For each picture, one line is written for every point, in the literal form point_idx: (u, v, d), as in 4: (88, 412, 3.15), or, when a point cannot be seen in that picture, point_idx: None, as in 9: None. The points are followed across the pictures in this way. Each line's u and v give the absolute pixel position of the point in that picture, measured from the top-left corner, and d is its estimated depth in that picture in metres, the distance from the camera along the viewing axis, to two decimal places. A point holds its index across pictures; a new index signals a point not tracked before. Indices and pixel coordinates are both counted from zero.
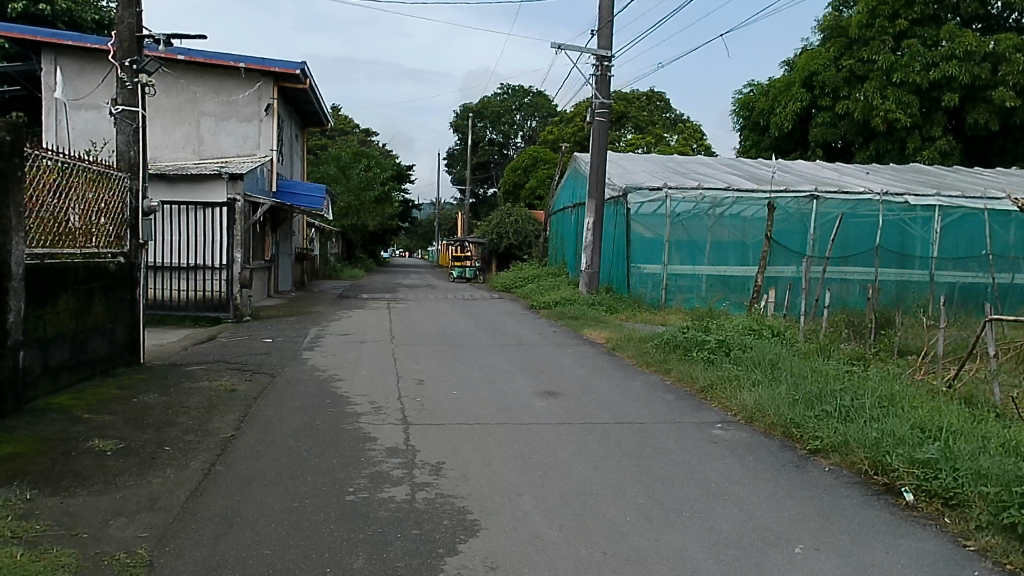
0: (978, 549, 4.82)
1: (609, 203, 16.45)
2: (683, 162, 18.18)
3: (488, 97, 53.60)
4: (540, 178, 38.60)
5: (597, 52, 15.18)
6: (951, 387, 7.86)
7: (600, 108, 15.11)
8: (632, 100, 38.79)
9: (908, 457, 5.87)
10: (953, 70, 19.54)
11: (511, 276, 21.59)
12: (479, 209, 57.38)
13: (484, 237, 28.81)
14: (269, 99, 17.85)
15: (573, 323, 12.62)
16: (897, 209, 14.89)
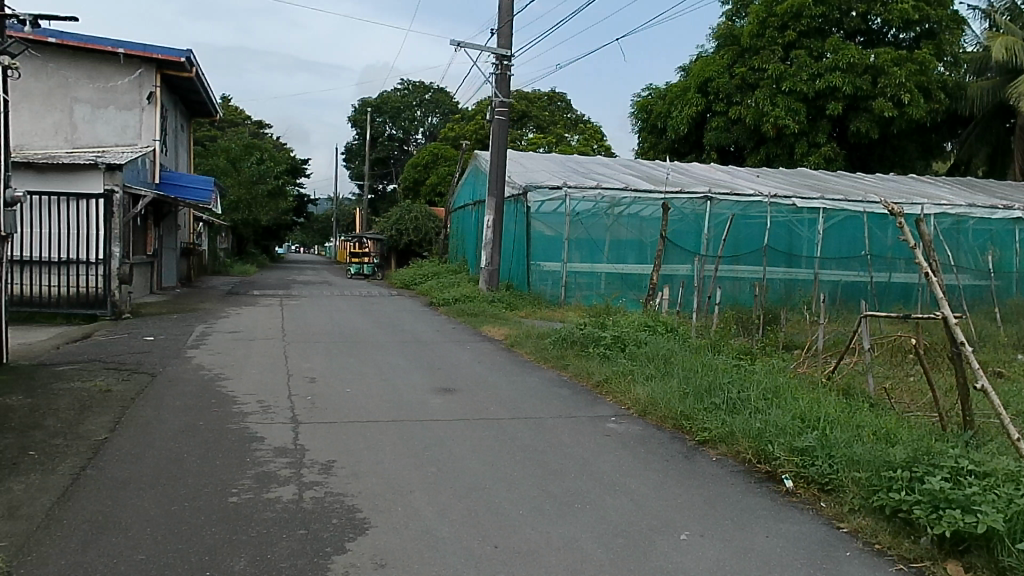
0: (850, 530, 5.16)
1: (510, 201, 16.60)
2: (583, 162, 18.48)
3: (387, 92, 53.10)
4: (441, 176, 38.52)
5: (496, 51, 15.32)
6: (829, 379, 8.32)
7: (499, 107, 15.21)
8: (534, 100, 39.12)
9: (787, 445, 6.19)
10: (837, 80, 20.63)
11: (410, 274, 21.43)
12: (379, 205, 56.67)
13: (382, 233, 28.57)
14: (151, 87, 17.19)
15: (473, 320, 12.66)
16: (784, 211, 15.59)
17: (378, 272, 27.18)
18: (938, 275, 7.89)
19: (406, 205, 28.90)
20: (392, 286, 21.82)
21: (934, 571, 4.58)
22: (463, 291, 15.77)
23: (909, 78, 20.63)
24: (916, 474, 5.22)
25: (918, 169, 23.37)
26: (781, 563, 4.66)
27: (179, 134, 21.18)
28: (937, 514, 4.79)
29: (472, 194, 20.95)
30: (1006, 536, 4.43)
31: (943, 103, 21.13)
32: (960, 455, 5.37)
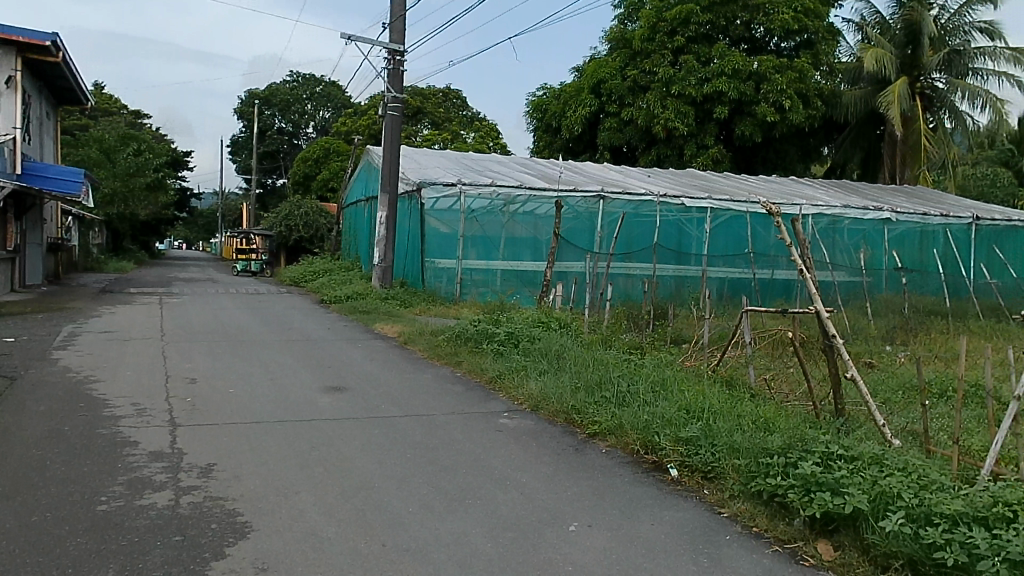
0: (730, 515, 5.41)
1: (404, 197, 16.51)
2: (478, 159, 18.52)
3: (276, 85, 51.70)
4: (333, 171, 37.83)
5: (388, 46, 15.18)
6: (713, 371, 8.68)
7: (392, 102, 15.12)
8: (429, 97, 39.02)
9: (673, 436, 6.42)
10: (722, 85, 21.53)
11: (300, 271, 20.93)
12: (268, 200, 55.08)
13: (270, 228, 27.76)
14: (12, 71, 16.10)
15: (366, 317, 12.51)
16: (674, 210, 16.12)
17: (266, 269, 26.26)
18: (812, 272, 8.33)
19: (297, 201, 28.37)
20: (281, 283, 21.26)
21: (807, 551, 4.86)
22: (356, 288, 15.58)
23: (789, 85, 21.72)
24: (790, 460, 5.52)
25: (798, 171, 24.58)
26: (663, 549, 4.83)
27: (45, 122, 19.99)
28: (809, 497, 5.09)
29: (364, 189, 20.67)
30: (869, 515, 4.75)
31: (820, 109, 22.35)
32: (831, 440, 5.70)
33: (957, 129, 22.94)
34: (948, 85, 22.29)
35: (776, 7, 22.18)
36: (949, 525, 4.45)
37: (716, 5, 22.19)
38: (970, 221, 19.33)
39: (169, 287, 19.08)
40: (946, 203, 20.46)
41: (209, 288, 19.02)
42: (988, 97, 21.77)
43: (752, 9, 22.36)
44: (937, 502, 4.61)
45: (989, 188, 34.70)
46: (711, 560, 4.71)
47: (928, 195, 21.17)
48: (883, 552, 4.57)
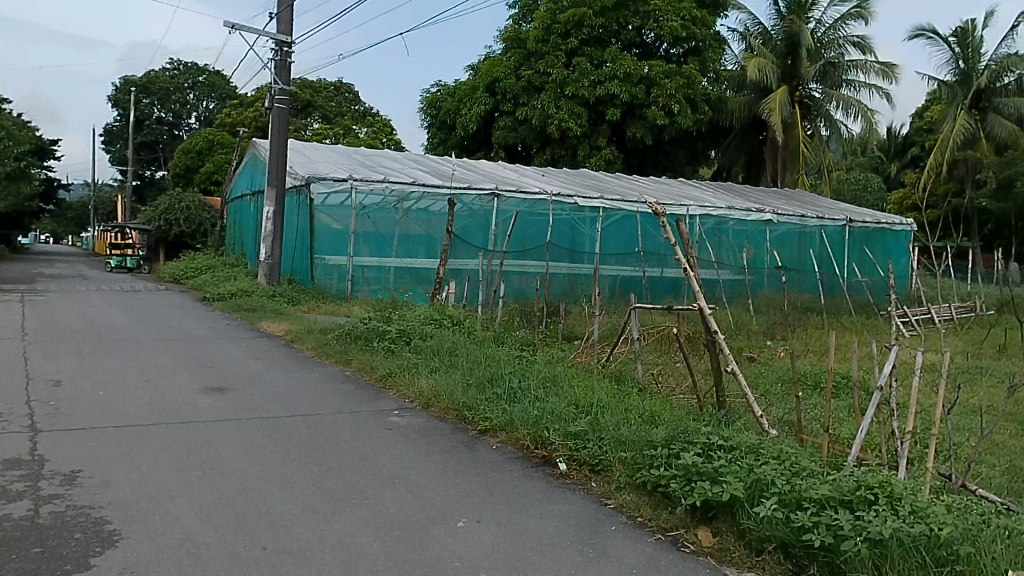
0: (616, 506, 5.57)
1: (292, 192, 16.14)
2: (371, 154, 18.26)
3: (155, 72, 49.35)
4: (217, 163, 36.52)
5: (276, 37, 14.83)
6: (602, 367, 8.90)
7: (279, 94, 14.90)
8: (319, 90, 38.16)
9: (562, 431, 6.53)
10: (614, 88, 22.09)
11: (181, 267, 20.06)
12: (145, 192, 52.44)
13: (148, 222, 26.61)
14: None
15: (250, 315, 12.14)
16: (567, 208, 16.40)
17: (143, 264, 24.98)
18: (695, 271, 8.66)
19: (177, 194, 27.34)
20: (160, 280, 20.30)
21: (687, 537, 5.07)
22: (241, 285, 15.12)
23: (677, 90, 22.49)
24: (673, 450, 5.73)
25: (687, 173, 25.49)
26: (550, 541, 4.92)
27: None
28: (690, 486, 5.31)
29: (251, 183, 20.04)
30: (745, 501, 4.99)
31: (707, 114, 23.25)
32: (711, 431, 5.94)
33: (833, 136, 24.36)
34: (824, 95, 23.64)
35: (666, 14, 22.87)
36: (817, 509, 4.72)
37: (608, 9, 22.78)
38: (844, 223, 20.59)
39: (34, 284, 17.88)
40: (822, 206, 21.69)
41: (80, 285, 17.96)
42: (860, 106, 23.21)
43: (643, 15, 23.02)
44: (806, 487, 4.89)
45: (859, 192, 37.12)
46: (596, 551, 4.83)
47: (807, 198, 22.40)
48: (757, 537, 4.82)
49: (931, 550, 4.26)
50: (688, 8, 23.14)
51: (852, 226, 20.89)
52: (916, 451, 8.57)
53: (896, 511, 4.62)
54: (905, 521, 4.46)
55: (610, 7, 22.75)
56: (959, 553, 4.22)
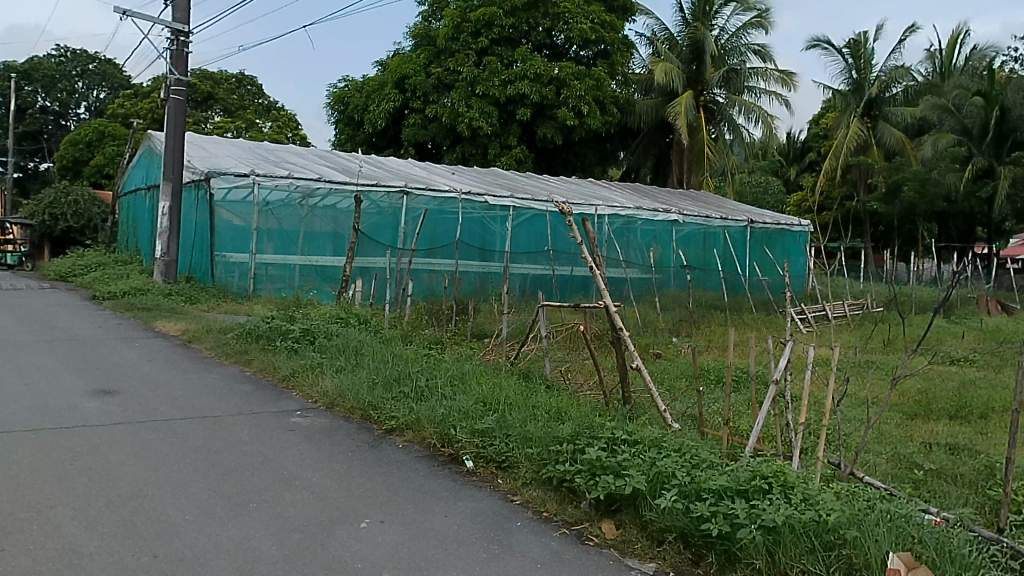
0: (522, 502, 5.62)
1: (190, 187, 15.58)
2: (275, 149, 17.81)
3: (39, 58, 46.62)
4: (109, 156, 34.84)
5: (173, 25, 14.31)
6: (511, 364, 8.98)
7: (176, 85, 14.35)
8: (221, 82, 36.97)
9: (469, 428, 6.55)
10: (525, 88, 22.28)
11: (69, 263, 19.02)
12: (28, 184, 49.49)
13: (30, 216, 25.21)
14: None
15: (144, 315, 11.64)
16: (477, 207, 16.42)
17: (25, 261, 23.58)
18: (600, 269, 8.82)
19: (64, 187, 26.05)
20: (46, 277, 19.22)
21: (591, 531, 5.16)
22: (135, 283, 14.49)
23: (587, 92, 22.87)
24: (578, 445, 5.83)
25: (596, 174, 25.94)
26: (455, 539, 4.93)
27: None
28: (594, 480, 5.42)
29: (145, 176, 19.20)
30: (647, 494, 5.13)
31: (616, 116, 23.73)
32: (617, 426, 6.06)
33: (736, 141, 25.26)
34: (727, 100, 24.49)
35: (575, 17, 23.22)
36: (714, 499, 4.88)
37: (518, 10, 23.00)
38: (746, 224, 21.40)
39: None
40: (726, 208, 22.48)
41: None
42: (761, 112, 24.16)
43: (553, 17, 23.34)
44: (704, 478, 5.05)
45: (760, 195, 38.71)
46: (500, 547, 4.87)
47: (711, 199, 23.17)
48: (659, 528, 4.96)
49: (820, 535, 4.45)
50: (597, 12, 23.59)
51: (754, 226, 21.73)
52: (809, 441, 9.02)
53: (788, 499, 4.83)
54: (797, 509, 4.65)
55: (520, 7, 22.97)
56: (845, 537, 4.37)
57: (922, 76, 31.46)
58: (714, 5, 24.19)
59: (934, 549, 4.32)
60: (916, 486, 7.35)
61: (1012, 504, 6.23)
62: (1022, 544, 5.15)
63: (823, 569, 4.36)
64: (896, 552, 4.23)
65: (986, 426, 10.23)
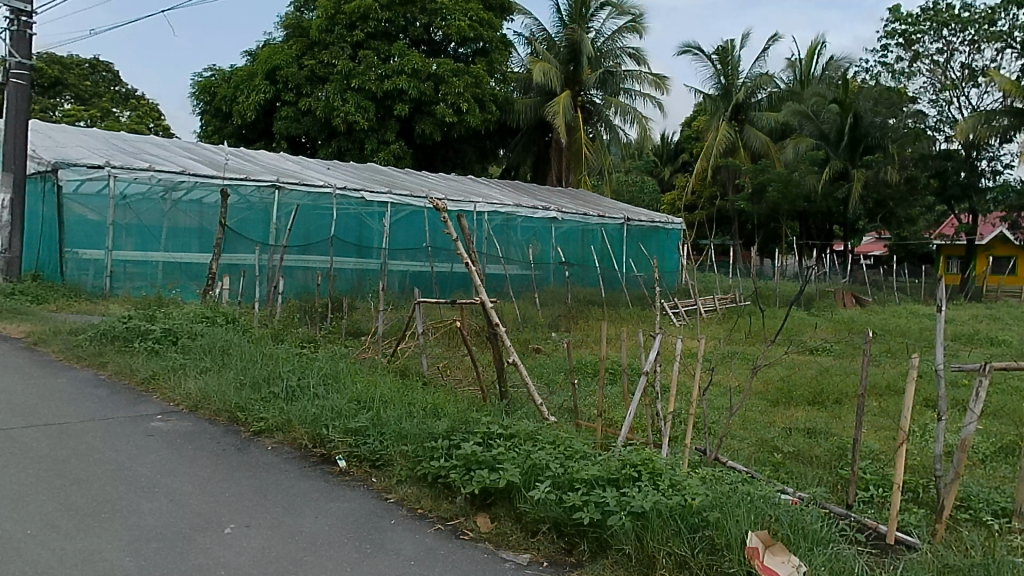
0: (396, 500, 5.59)
1: (35, 179, 14.52)
2: (134, 140, 16.85)
3: None
4: None
5: (13, 4, 13.28)
6: (387, 361, 8.90)
7: (17, 68, 13.34)
8: (71, 67, 34.49)
9: (342, 427, 6.46)
10: (402, 83, 22.08)
11: None
12: None
13: None
14: None
15: None
16: (353, 203, 16.18)
17: None
18: (476, 265, 8.88)
19: None
20: None
21: (466, 525, 5.20)
22: None
23: (465, 89, 22.92)
24: (453, 441, 5.86)
25: (475, 170, 26.07)
26: (326, 540, 4.85)
27: None
28: (469, 475, 5.47)
29: None
30: (521, 486, 5.23)
31: (495, 114, 23.92)
32: (492, 421, 6.13)
33: (613, 141, 26.02)
34: (604, 101, 25.22)
35: (453, 14, 23.28)
36: (586, 489, 5.03)
37: (394, 4, 22.84)
38: (621, 221, 22.10)
39: None
40: (602, 205, 23.12)
41: None
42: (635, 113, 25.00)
43: (431, 13, 23.31)
44: (576, 469, 5.20)
45: (636, 194, 40.04)
46: (373, 546, 4.83)
47: (589, 197, 23.78)
48: (533, 518, 5.06)
49: (685, 518, 4.60)
50: (474, 10, 23.73)
51: (630, 224, 22.45)
52: (678, 429, 9.44)
53: (656, 485, 5.03)
54: (664, 495, 4.83)
55: (397, 2, 22.81)
56: (708, 519, 4.54)
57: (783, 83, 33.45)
58: (590, 8, 24.82)
59: (789, 526, 4.56)
60: (776, 468, 7.85)
61: (861, 481, 6.76)
62: (866, 517, 5.62)
63: (689, 551, 4.47)
64: (755, 531, 4.44)
65: (839, 410, 11.04)
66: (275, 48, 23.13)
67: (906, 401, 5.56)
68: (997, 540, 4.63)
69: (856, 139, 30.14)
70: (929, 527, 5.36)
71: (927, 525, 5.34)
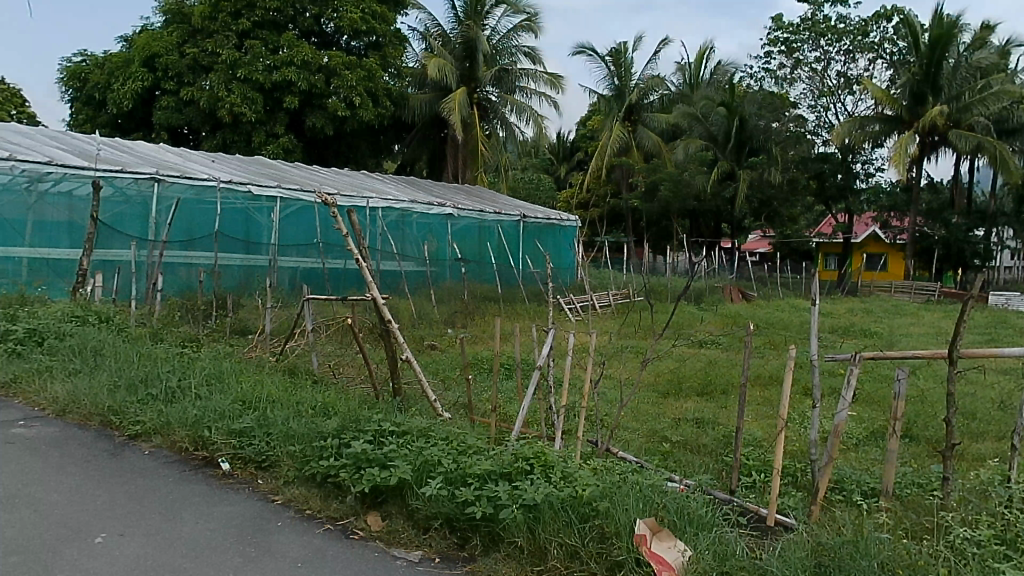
0: (283, 501, 5.46)
1: None
2: None
3: None
4: None
5: None
6: (275, 361, 8.67)
7: None
8: None
9: (225, 429, 6.24)
10: (291, 75, 21.46)
11: None
12: None
13: None
14: None
15: None
16: (240, 197, 15.68)
17: None
18: (367, 261, 8.76)
19: None
20: None
21: (356, 525, 5.14)
22: None
23: (358, 82, 22.56)
24: (344, 440, 5.76)
25: (369, 166, 25.71)
26: (208, 546, 4.69)
27: None
28: (359, 474, 5.40)
29: None
30: (413, 483, 5.20)
31: (389, 109, 23.64)
32: (383, 418, 6.06)
33: (509, 139, 26.25)
34: (500, 98, 25.40)
35: (345, 6, 22.89)
36: (479, 483, 5.07)
37: None
38: (517, 218, 22.33)
39: None
40: (498, 202, 23.29)
41: None
42: (531, 112, 25.28)
43: (322, 4, 22.82)
44: (469, 464, 5.21)
45: (532, 191, 40.58)
46: (258, 549, 4.70)
47: (486, 195, 23.90)
48: (425, 515, 5.05)
49: (576, 509, 4.69)
50: (367, 2, 23.37)
51: (525, 221, 22.71)
52: (571, 423, 9.65)
53: (549, 478, 5.10)
54: (556, 487, 4.91)
55: None
56: (598, 509, 4.62)
57: (674, 86, 34.55)
58: (485, 6, 24.91)
59: (676, 513, 4.68)
60: (665, 457, 8.14)
61: (743, 468, 7.13)
62: (748, 501, 5.90)
63: (579, 540, 4.52)
64: (643, 518, 4.53)
65: (725, 400, 11.56)
66: (154, 34, 22.10)
67: (784, 389, 5.85)
68: (864, 518, 4.94)
69: (742, 142, 31.52)
70: (806, 509, 5.67)
71: (804, 507, 5.65)
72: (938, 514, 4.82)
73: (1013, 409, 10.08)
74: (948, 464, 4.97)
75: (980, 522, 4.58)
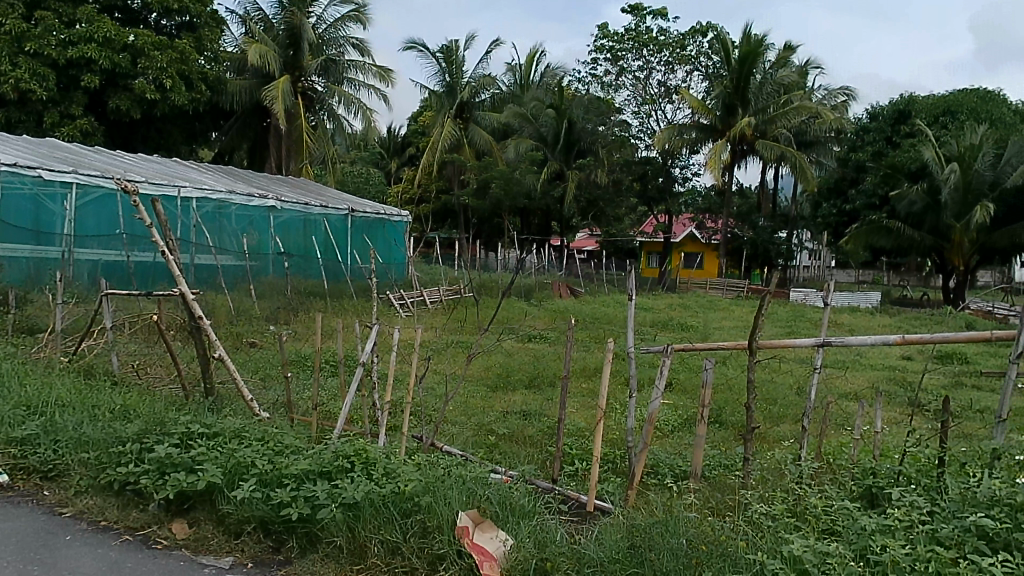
0: (74, 513, 5.04)
1: None
2: None
3: None
4: None
5: None
6: (68, 361, 8.00)
7: None
8: None
9: (4, 437, 5.76)
10: (91, 52, 19.70)
11: None
12: None
13: None
14: None
15: None
16: (28, 181, 14.22)
17: None
18: (174, 253, 8.19)
19: None
20: None
21: (160, 533, 4.85)
22: None
23: (169, 64, 21.10)
24: (146, 444, 5.38)
25: (183, 153, 24.19)
26: None
27: None
28: (163, 479, 5.07)
29: None
30: (223, 487, 4.98)
31: (203, 94, 22.27)
32: (191, 420, 5.72)
33: (337, 130, 25.79)
34: (327, 89, 24.78)
35: None
36: (296, 483, 4.92)
37: None
38: (345, 212, 21.88)
39: None
40: (325, 196, 22.70)
41: None
42: (360, 105, 24.81)
43: None
44: (285, 464, 5.04)
45: (362, 185, 39.95)
46: (44, 566, 4.34)
47: (312, 187, 23.22)
48: (237, 519, 4.86)
49: (397, 504, 4.67)
50: None
51: (353, 215, 22.30)
52: (398, 419, 9.63)
53: (369, 474, 5.03)
54: (377, 484, 4.86)
55: None
56: (420, 504, 4.63)
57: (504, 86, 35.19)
58: None
59: (498, 504, 4.75)
60: (491, 450, 8.32)
61: (566, 457, 7.43)
62: (567, 488, 6.15)
63: (400, 536, 4.51)
64: (465, 511, 4.58)
65: (551, 392, 11.98)
66: None
67: (603, 380, 6.04)
68: (673, 500, 5.32)
69: (569, 143, 32.73)
70: (623, 494, 6.00)
71: (621, 491, 5.98)
72: (740, 491, 5.24)
73: (805, 394, 11.20)
74: (749, 446, 5.41)
75: (774, 498, 5.00)
